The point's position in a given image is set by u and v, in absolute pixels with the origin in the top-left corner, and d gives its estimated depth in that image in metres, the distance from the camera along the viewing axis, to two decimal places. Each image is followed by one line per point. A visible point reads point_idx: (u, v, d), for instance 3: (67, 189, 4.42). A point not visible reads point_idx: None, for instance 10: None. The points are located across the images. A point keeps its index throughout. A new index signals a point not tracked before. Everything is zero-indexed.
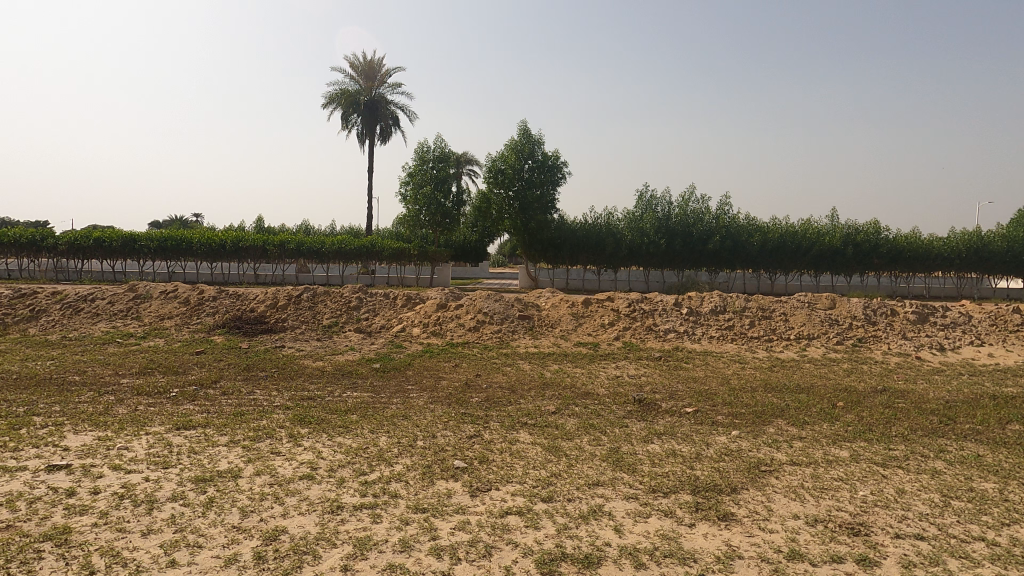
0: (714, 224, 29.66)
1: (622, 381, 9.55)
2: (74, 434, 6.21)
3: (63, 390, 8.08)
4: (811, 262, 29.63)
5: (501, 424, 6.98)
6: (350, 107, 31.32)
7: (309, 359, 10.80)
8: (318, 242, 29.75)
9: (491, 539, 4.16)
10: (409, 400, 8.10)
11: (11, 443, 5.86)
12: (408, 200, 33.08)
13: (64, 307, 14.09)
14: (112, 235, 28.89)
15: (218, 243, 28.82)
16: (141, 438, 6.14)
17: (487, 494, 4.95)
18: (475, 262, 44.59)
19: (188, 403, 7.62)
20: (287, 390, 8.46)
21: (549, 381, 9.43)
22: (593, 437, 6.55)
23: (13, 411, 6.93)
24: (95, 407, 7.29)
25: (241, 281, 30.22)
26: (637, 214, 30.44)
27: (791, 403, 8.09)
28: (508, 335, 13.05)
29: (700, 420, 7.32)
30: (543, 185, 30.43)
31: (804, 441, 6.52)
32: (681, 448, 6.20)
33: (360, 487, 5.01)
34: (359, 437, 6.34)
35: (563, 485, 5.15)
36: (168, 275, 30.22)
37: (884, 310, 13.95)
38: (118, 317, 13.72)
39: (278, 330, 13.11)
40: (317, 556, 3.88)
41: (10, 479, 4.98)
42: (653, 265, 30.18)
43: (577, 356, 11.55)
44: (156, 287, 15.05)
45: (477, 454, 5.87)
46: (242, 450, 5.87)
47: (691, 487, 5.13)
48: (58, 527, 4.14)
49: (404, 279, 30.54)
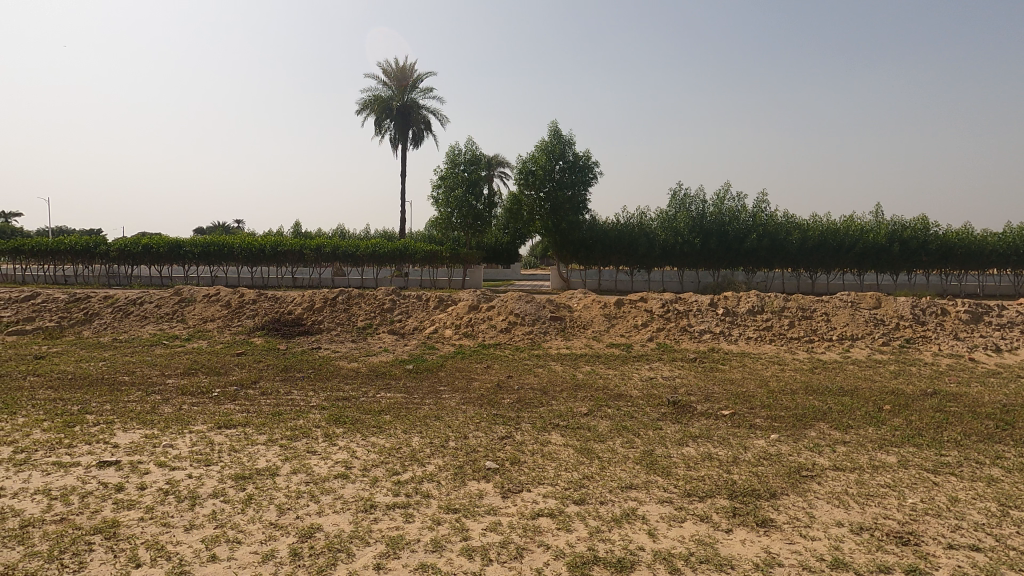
0: (751, 222, 28.97)
1: (656, 382, 9.41)
2: (123, 431, 6.50)
3: (114, 389, 8.47)
4: (854, 260, 28.50)
5: (533, 425, 6.99)
6: (383, 113, 31.92)
7: (345, 360, 11.05)
8: (353, 246, 30.08)
9: (522, 540, 4.14)
10: (442, 401, 8.18)
11: (66, 439, 6.17)
12: (439, 203, 33.49)
13: (115, 311, 14.75)
14: (159, 241, 30.10)
15: (258, 248, 29.73)
16: (185, 436, 6.36)
17: (519, 496, 4.94)
18: (506, 263, 44.10)
19: (229, 403, 7.86)
20: (324, 391, 8.64)
21: (581, 382, 9.39)
22: (626, 438, 6.49)
23: (69, 409, 7.31)
24: (142, 406, 7.62)
25: (279, 285, 31.11)
26: (670, 213, 29.95)
27: (834, 406, 7.78)
28: (540, 335, 13.05)
29: (738, 423, 7.13)
30: (575, 185, 30.46)
31: (848, 445, 6.29)
32: (717, 452, 6.06)
33: (393, 487, 5.06)
34: (392, 437, 6.42)
35: (595, 487, 5.09)
36: (211, 279, 31.30)
37: (933, 309, 13.33)
38: (164, 319, 14.29)
39: (314, 331, 13.44)
40: (351, 553, 3.94)
41: (64, 473, 5.25)
42: (687, 265, 29.62)
43: (610, 357, 11.43)
44: (200, 291, 15.61)
45: (509, 456, 5.87)
46: (280, 449, 6.02)
47: (728, 491, 5.00)
48: (107, 520, 4.32)
49: (437, 282, 30.77)
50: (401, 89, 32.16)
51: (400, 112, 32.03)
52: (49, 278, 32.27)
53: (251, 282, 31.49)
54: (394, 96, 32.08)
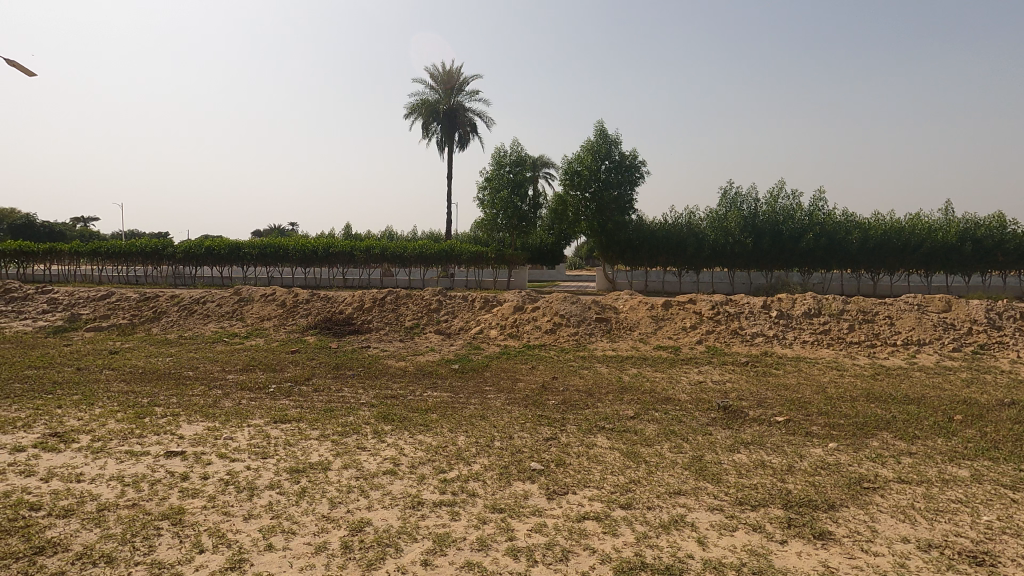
0: (807, 221, 27.80)
1: (706, 387, 9.15)
2: (188, 423, 6.87)
3: (179, 383, 8.98)
4: (921, 260, 26.89)
5: (578, 427, 6.93)
6: (430, 116, 32.46)
7: (392, 359, 11.29)
8: (401, 247, 30.75)
9: (568, 543, 4.12)
10: (487, 401, 8.23)
11: (137, 429, 6.58)
12: (485, 205, 33.75)
13: (180, 309, 15.62)
14: (221, 243, 31.69)
15: (311, 249, 30.84)
16: (244, 430, 6.66)
17: (564, 498, 4.91)
18: (551, 264, 44.00)
19: (284, 398, 8.19)
20: (372, 389, 8.85)
21: (628, 385, 9.24)
22: (675, 443, 6.35)
23: (140, 402, 7.80)
24: (205, 399, 8.04)
25: (331, 285, 32.17)
26: (720, 213, 29.11)
27: (898, 415, 7.37)
28: (585, 337, 12.94)
29: (792, 430, 6.85)
30: (621, 185, 30.10)
31: (914, 457, 5.94)
32: (771, 459, 5.84)
33: (439, 484, 5.13)
34: (438, 436, 6.51)
35: (643, 492, 5.01)
36: (268, 280, 32.69)
37: (1011, 314, 12.41)
38: (225, 318, 15.02)
39: (364, 330, 13.82)
40: (399, 548, 4.02)
41: (136, 461, 5.60)
42: (738, 266, 28.70)
43: (658, 360, 11.20)
44: (257, 291, 16.33)
45: (554, 457, 5.85)
46: (331, 444, 6.21)
47: (782, 501, 4.81)
48: (174, 507, 4.58)
49: (482, 283, 31.04)
50: (448, 92, 32.62)
51: (446, 115, 32.50)
52: (123, 278, 34.53)
53: (305, 282, 32.69)
54: (441, 99, 32.56)
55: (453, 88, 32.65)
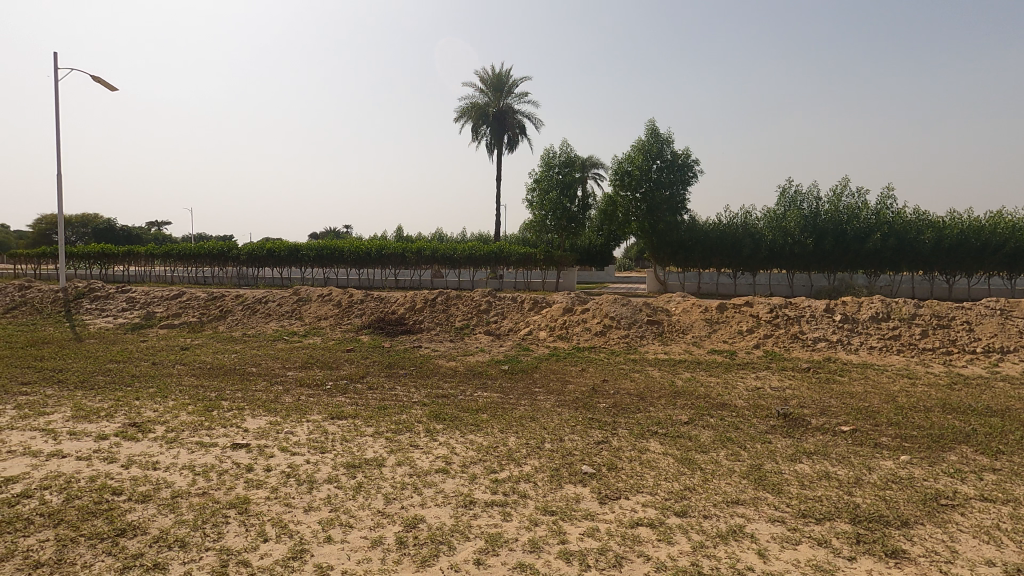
0: (874, 220, 26.29)
1: (764, 393, 8.80)
2: (252, 417, 7.21)
3: (244, 379, 9.44)
4: (1003, 262, 24.97)
5: (630, 431, 6.82)
6: (479, 119, 32.80)
7: (443, 359, 11.46)
8: (451, 249, 31.21)
9: (621, 549, 4.05)
10: (537, 403, 8.21)
11: (206, 421, 6.96)
12: (533, 206, 33.77)
13: (244, 308, 16.42)
14: (281, 246, 33.10)
15: (364, 251, 31.76)
16: (303, 424, 6.92)
17: (617, 502, 4.84)
18: (600, 266, 43.65)
19: (340, 395, 8.46)
20: (424, 388, 9.01)
21: (681, 389, 9.00)
22: (732, 450, 6.14)
23: (208, 395, 8.24)
24: (267, 395, 8.41)
25: (384, 286, 33.06)
26: (779, 211, 27.87)
27: (979, 428, 6.86)
28: (636, 339, 12.72)
29: (859, 441, 6.49)
30: (672, 184, 29.40)
31: (998, 473, 5.50)
32: (836, 471, 5.55)
33: (491, 484, 5.16)
34: (489, 436, 6.56)
35: (698, 500, 4.87)
36: (324, 280, 33.92)
37: None
38: (285, 317, 15.67)
39: (415, 330, 14.10)
40: (452, 546, 4.07)
41: (205, 452, 5.92)
42: (798, 268, 27.51)
43: (712, 364, 10.87)
44: (314, 291, 16.95)
45: (606, 461, 5.77)
46: (386, 441, 6.36)
47: (850, 515, 4.56)
48: (240, 497, 4.81)
49: (531, 284, 31.10)
50: (497, 95, 32.85)
51: (495, 117, 32.76)
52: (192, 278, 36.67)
53: (359, 283, 33.73)
54: (490, 102, 32.84)
55: (502, 90, 32.83)
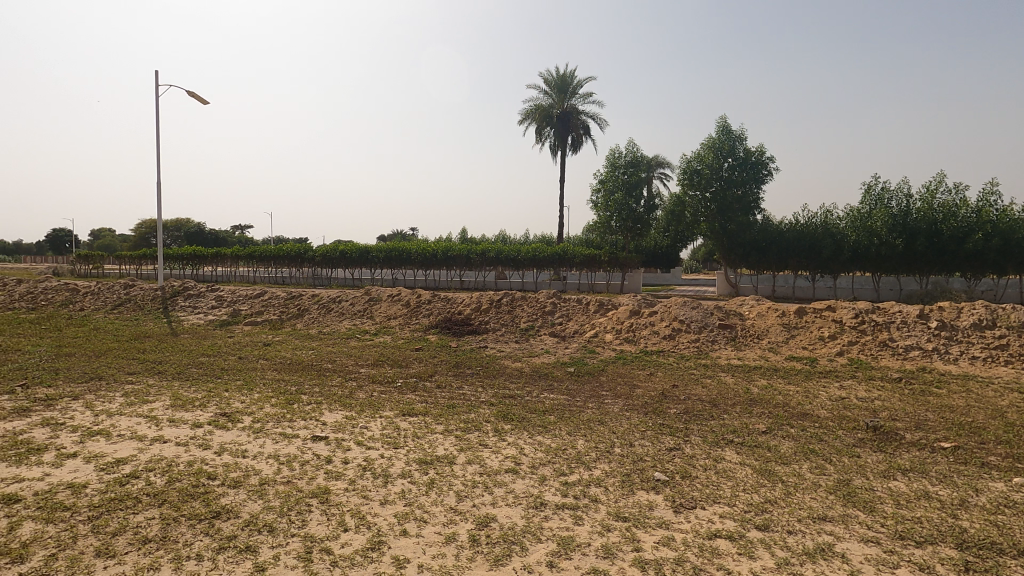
0: (976, 219, 23.55)
1: (849, 403, 8.24)
2: (330, 411, 7.54)
3: (321, 374, 9.91)
4: None
5: (703, 439, 6.58)
6: (544, 121, 32.81)
7: (509, 360, 11.54)
8: (515, 251, 31.40)
9: (699, 561, 3.90)
10: (604, 406, 8.09)
11: (288, 414, 7.35)
12: (598, 207, 33.38)
13: (320, 307, 17.24)
14: (352, 248, 34.50)
15: (431, 253, 32.54)
16: (377, 420, 7.15)
17: (692, 512, 4.67)
18: (666, 267, 42.58)
19: (411, 393, 8.69)
20: (491, 388, 9.10)
21: (757, 397, 8.59)
22: (816, 463, 5.79)
23: (289, 389, 8.71)
24: (343, 390, 8.78)
25: (449, 286, 33.76)
26: (863, 210, 26.14)
27: None
28: (707, 344, 12.27)
29: (963, 459, 5.93)
30: (744, 184, 28.20)
31: None
32: (936, 491, 5.11)
33: (561, 487, 5.13)
34: (558, 438, 6.52)
35: (781, 514, 4.61)
36: (393, 281, 35.06)
37: None
38: (357, 316, 16.31)
39: (481, 330, 14.28)
40: (524, 547, 4.07)
41: (288, 442, 6.25)
42: (885, 270, 25.59)
43: (790, 371, 10.30)
44: (385, 291, 17.53)
45: (679, 469, 5.59)
46: (455, 439, 6.46)
47: (956, 539, 4.17)
48: (321, 487, 5.03)
49: (595, 286, 30.75)
50: (562, 96, 32.73)
51: (560, 119, 32.66)
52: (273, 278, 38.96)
53: (425, 284, 34.61)
54: (554, 104, 32.78)
55: (567, 91, 32.67)
